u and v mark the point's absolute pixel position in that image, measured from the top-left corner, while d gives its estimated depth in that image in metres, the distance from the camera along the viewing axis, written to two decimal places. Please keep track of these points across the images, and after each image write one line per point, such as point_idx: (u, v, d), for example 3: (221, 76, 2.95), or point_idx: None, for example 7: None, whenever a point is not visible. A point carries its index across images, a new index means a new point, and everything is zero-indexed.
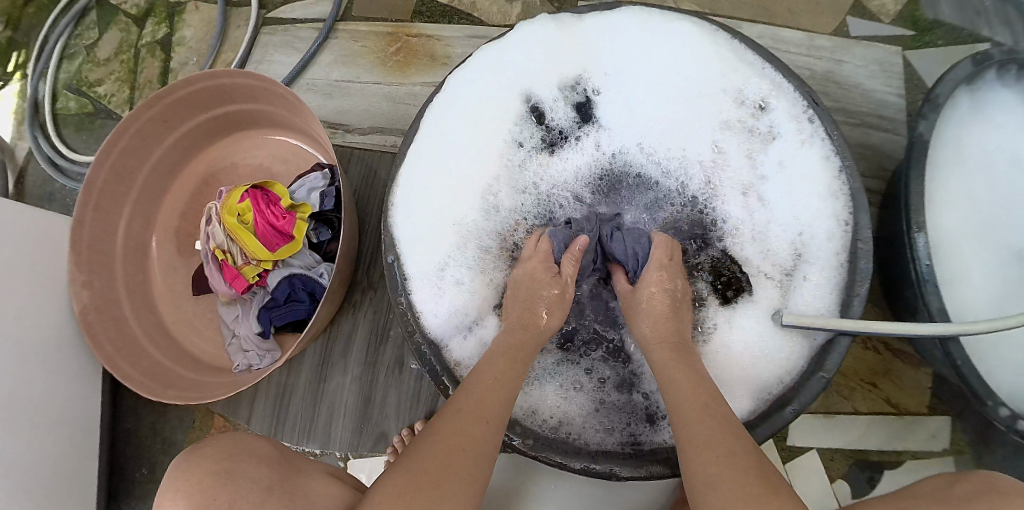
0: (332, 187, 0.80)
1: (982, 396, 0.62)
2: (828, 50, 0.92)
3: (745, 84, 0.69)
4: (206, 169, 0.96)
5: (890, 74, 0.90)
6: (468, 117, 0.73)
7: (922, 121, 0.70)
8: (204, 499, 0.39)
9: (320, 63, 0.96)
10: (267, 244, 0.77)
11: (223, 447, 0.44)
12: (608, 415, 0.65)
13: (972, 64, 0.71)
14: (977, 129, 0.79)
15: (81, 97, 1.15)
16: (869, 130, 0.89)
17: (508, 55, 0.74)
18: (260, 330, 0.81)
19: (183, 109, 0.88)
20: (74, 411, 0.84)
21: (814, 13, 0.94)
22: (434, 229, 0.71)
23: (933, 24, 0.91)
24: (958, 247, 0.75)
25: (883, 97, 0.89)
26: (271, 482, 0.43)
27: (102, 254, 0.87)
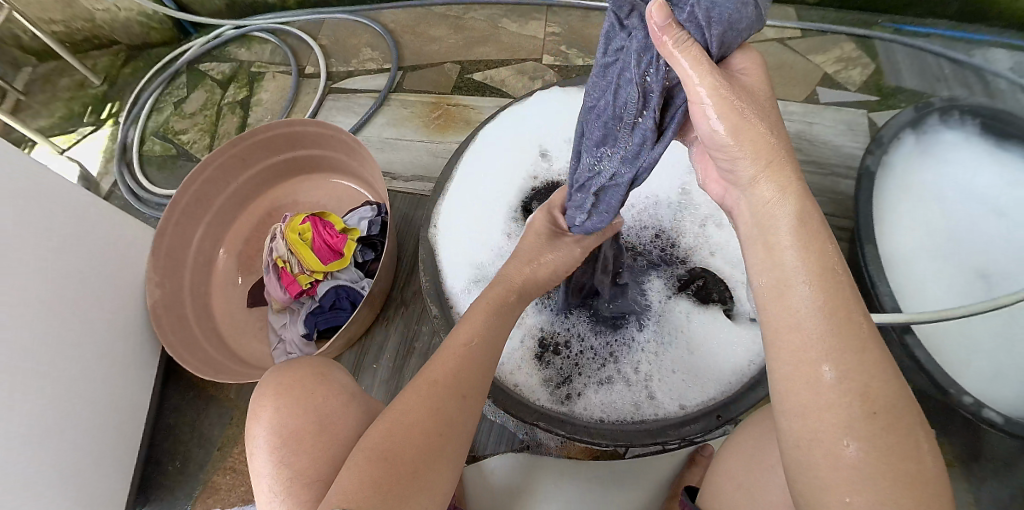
0: (378, 217, 0.97)
1: (944, 385, 0.79)
2: (801, 114, 1.12)
3: None
4: (269, 206, 1.13)
5: (857, 132, 1.09)
6: (491, 165, 0.90)
7: (870, 156, 0.93)
8: (299, 387, 0.58)
9: (374, 124, 1.17)
10: (321, 258, 0.93)
11: (318, 362, 0.62)
12: (597, 399, 0.75)
13: (913, 111, 0.95)
14: (929, 163, 0.97)
15: (166, 142, 1.36)
16: (840, 179, 1.05)
17: (523, 121, 0.93)
18: (305, 333, 0.93)
19: (259, 150, 1.07)
20: (129, 398, 0.95)
21: (788, 88, 1.16)
22: (462, 243, 0.84)
23: (895, 90, 1.13)
24: (914, 263, 0.92)
25: (850, 151, 1.08)
26: (348, 388, 0.60)
27: (175, 262, 1.02)
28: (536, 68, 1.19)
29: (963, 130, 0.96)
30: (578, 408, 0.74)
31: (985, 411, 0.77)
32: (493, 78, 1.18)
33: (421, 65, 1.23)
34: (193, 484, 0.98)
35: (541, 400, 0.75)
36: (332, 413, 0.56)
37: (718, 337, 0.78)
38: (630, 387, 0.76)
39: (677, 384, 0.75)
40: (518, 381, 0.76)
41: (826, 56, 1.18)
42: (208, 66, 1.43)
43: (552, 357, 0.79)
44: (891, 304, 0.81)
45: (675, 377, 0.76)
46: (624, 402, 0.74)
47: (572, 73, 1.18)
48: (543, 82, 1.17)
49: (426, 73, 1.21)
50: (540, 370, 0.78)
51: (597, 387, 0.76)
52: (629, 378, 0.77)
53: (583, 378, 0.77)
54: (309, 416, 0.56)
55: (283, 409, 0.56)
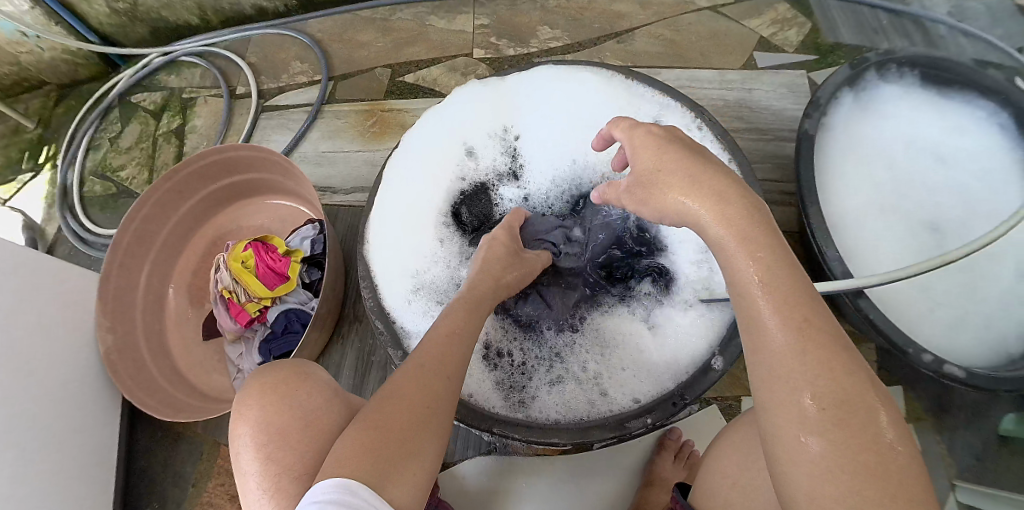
0: (321, 235, 0.96)
1: (901, 344, 0.79)
2: (739, 81, 1.13)
3: (638, 113, 0.86)
4: (214, 233, 1.12)
5: (798, 94, 1.10)
6: (422, 168, 0.89)
7: (807, 120, 0.94)
8: (283, 389, 0.58)
9: (310, 139, 1.15)
10: (266, 283, 0.92)
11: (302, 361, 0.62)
12: (551, 399, 0.76)
13: (848, 69, 0.96)
14: (872, 120, 1.02)
15: (106, 180, 1.33)
16: (783, 142, 1.07)
17: (449, 120, 0.92)
18: (261, 361, 0.93)
19: (194, 180, 1.05)
20: (96, 448, 0.94)
21: (722, 56, 1.16)
22: (398, 254, 0.85)
23: (833, 46, 1.14)
24: (864, 219, 0.96)
25: (794, 114, 1.08)
26: (330, 387, 0.60)
27: (124, 305, 1.01)
28: (467, 63, 1.18)
29: (903, 82, 1.01)
30: (534, 409, 0.76)
31: (945, 367, 0.78)
32: (424, 79, 1.17)
33: (352, 73, 1.21)
34: None
35: (498, 406, 0.76)
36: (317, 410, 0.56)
37: (669, 323, 0.79)
38: (583, 385, 0.77)
39: (628, 376, 0.76)
40: (472, 388, 0.77)
41: (759, 20, 1.18)
42: (140, 96, 1.39)
43: (505, 360, 0.79)
44: (841, 271, 0.83)
45: (627, 366, 0.77)
46: (579, 398, 0.76)
47: (503, 65, 1.17)
48: (476, 77, 1.16)
49: (357, 80, 1.19)
50: (493, 374, 0.78)
51: (552, 384, 0.77)
52: (582, 372, 0.78)
53: (537, 378, 0.78)
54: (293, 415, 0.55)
55: (265, 405, 0.56)
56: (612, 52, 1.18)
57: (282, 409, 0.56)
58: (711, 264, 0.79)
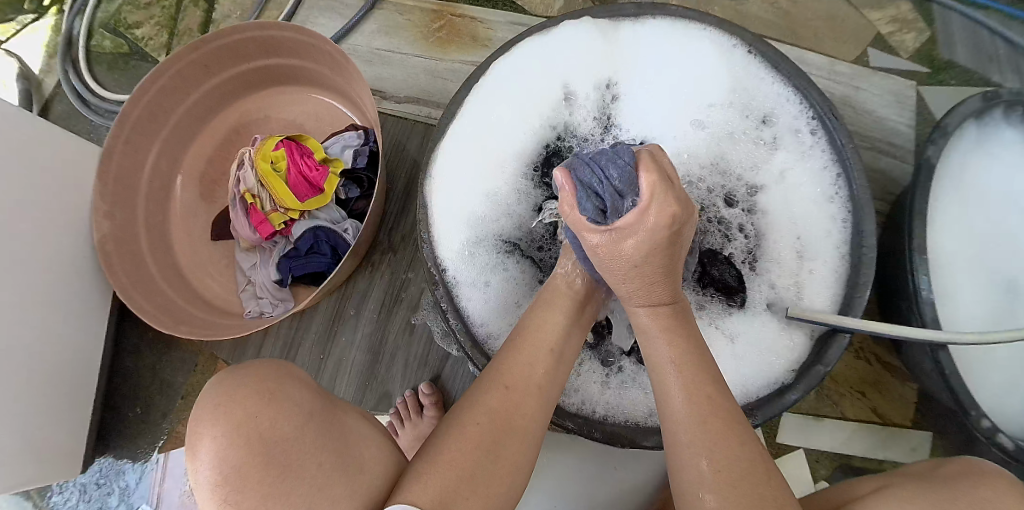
0: (365, 147, 0.82)
1: (966, 406, 0.66)
2: (848, 76, 0.95)
3: (757, 96, 0.73)
4: (238, 119, 0.97)
5: (904, 104, 0.93)
6: (498, 109, 0.75)
7: (932, 146, 0.74)
8: (246, 419, 0.38)
9: (363, 31, 0.98)
10: (298, 195, 0.79)
11: (265, 369, 0.42)
12: (609, 394, 0.67)
13: (981, 100, 0.76)
14: (981, 161, 0.81)
15: (118, 38, 1.15)
16: (879, 156, 0.91)
17: (541, 58, 0.76)
18: (279, 278, 0.82)
19: (225, 56, 0.89)
20: (75, 344, 0.84)
21: (836, 44, 0.97)
22: (461, 204, 0.73)
23: (947, 64, 0.93)
24: (949, 271, 0.78)
25: (894, 126, 0.92)
26: (311, 409, 0.42)
27: (126, 189, 0.87)
28: None
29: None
30: (583, 397, 0.66)
31: (1000, 437, 0.65)
32: None
33: None
34: (157, 432, 0.91)
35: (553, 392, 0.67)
36: (302, 450, 0.39)
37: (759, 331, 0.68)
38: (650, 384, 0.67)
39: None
40: None
41: (880, 13, 0.97)
42: None
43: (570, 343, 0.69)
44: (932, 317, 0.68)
45: None
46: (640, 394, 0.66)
47: None
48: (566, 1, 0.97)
49: None
50: None
51: (607, 373, 0.68)
52: (646, 368, 0.68)
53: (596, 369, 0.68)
54: (269, 462, 0.38)
55: (244, 430, 0.38)
56: (719, 8, 1.01)
57: (268, 424, 0.39)
58: (807, 280, 0.68)
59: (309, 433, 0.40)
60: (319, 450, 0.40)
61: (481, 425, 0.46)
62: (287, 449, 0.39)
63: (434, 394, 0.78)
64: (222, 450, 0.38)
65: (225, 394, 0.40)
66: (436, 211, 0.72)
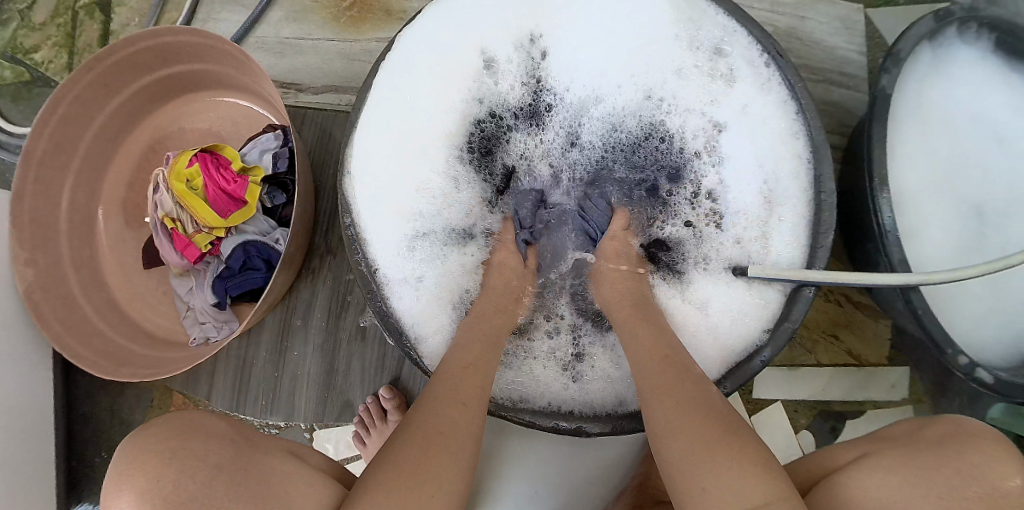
0: (284, 148, 0.77)
1: (941, 343, 0.64)
2: (792, 5, 0.88)
3: (701, 29, 0.67)
4: (152, 137, 0.90)
5: (853, 31, 0.87)
6: (417, 87, 0.69)
7: (885, 75, 0.69)
8: (149, 483, 0.36)
9: (270, 20, 0.90)
10: (219, 210, 0.74)
11: (171, 428, 0.40)
12: (574, 382, 0.65)
13: (932, 20, 0.70)
14: (939, 86, 0.77)
15: (16, 64, 1.07)
16: (831, 87, 0.86)
17: (460, 20, 0.70)
18: (216, 301, 0.77)
19: (125, 71, 0.82)
20: (20, 400, 0.80)
21: None
22: (399, 195, 0.68)
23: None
24: (918, 207, 0.74)
25: (845, 55, 0.86)
26: (221, 461, 0.39)
27: (44, 230, 0.81)
28: None
29: (977, 47, 0.76)
30: (548, 390, 0.64)
31: (979, 372, 0.64)
32: None
33: None
34: None
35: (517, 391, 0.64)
36: (213, 504, 0.37)
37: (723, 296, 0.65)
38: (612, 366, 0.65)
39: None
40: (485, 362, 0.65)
41: None
42: None
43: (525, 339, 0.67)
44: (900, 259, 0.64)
45: None
46: (606, 378, 0.64)
47: None
48: None
49: None
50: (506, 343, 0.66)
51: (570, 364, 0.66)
52: (612, 350, 0.66)
53: (556, 360, 0.66)
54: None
55: (145, 490, 0.36)
56: None
57: (171, 485, 0.36)
58: (774, 221, 0.64)
59: (219, 487, 0.38)
60: (230, 502, 0.37)
61: (440, 432, 0.44)
62: (191, 509, 0.36)
63: (395, 398, 0.75)
64: None
65: (129, 462, 0.38)
66: (365, 208, 0.66)
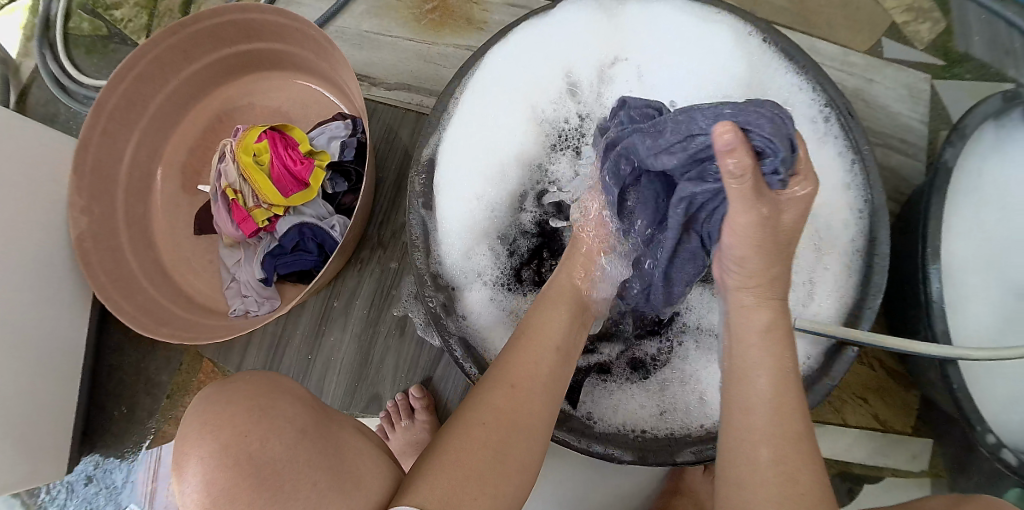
0: (353, 138, 0.78)
1: (972, 420, 0.63)
2: (862, 68, 0.89)
3: (768, 90, 0.67)
4: (221, 106, 0.92)
5: (918, 100, 0.87)
6: (500, 104, 0.71)
7: (949, 148, 0.70)
8: (236, 438, 0.33)
9: (353, 11, 0.92)
10: (282, 190, 0.75)
11: (254, 383, 0.37)
12: (626, 410, 0.62)
13: (1000, 100, 0.71)
14: (998, 167, 0.76)
15: (95, 19, 1.10)
16: (891, 152, 0.86)
17: (540, 40, 0.71)
18: (263, 277, 0.78)
19: (205, 40, 0.84)
20: (53, 344, 0.81)
21: (849, 33, 0.91)
22: (456, 210, 0.68)
23: (963, 57, 0.87)
24: (963, 281, 0.74)
25: (907, 122, 0.87)
26: (305, 425, 0.37)
27: (103, 182, 0.83)
28: None
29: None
30: (599, 413, 0.62)
31: (1005, 453, 0.63)
32: None
33: None
34: (142, 431, 0.89)
35: None
36: (295, 471, 0.34)
37: None
38: (666, 391, 0.63)
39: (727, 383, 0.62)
40: None
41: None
42: None
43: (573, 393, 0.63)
44: (943, 331, 0.64)
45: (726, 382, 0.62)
46: (658, 406, 0.62)
47: None
48: None
49: None
50: None
51: (631, 396, 0.63)
52: (670, 387, 0.63)
53: (613, 394, 0.63)
54: (263, 486, 0.32)
55: (227, 445, 0.32)
56: None
57: (258, 443, 0.33)
58: (826, 263, 0.64)
59: (302, 452, 0.35)
60: (311, 469, 0.35)
61: (486, 422, 0.43)
62: (275, 469, 0.33)
63: (425, 397, 0.76)
64: (205, 474, 0.32)
65: (213, 413, 0.34)
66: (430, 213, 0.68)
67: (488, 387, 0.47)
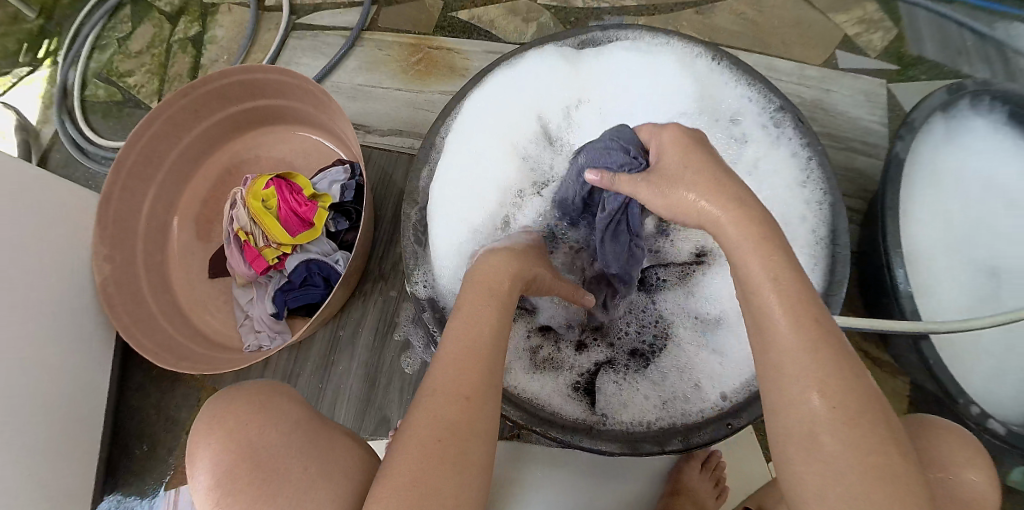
0: (351, 181, 0.86)
1: (954, 393, 0.69)
2: (818, 79, 0.98)
3: (722, 99, 0.76)
4: (229, 161, 1.01)
5: (875, 104, 0.96)
6: (478, 133, 0.79)
7: (899, 142, 0.77)
8: (236, 428, 0.41)
9: (345, 68, 1.02)
10: (288, 229, 0.82)
11: (258, 387, 0.46)
12: (619, 406, 0.69)
13: (944, 93, 0.78)
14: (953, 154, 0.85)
15: (110, 86, 1.19)
16: (854, 154, 0.94)
17: (511, 76, 0.80)
18: (274, 312, 0.85)
19: (213, 100, 0.93)
20: (79, 385, 0.87)
21: (805, 49, 1.00)
22: (445, 230, 0.76)
23: (916, 60, 0.97)
24: (930, 262, 0.81)
25: (867, 125, 0.95)
26: (298, 418, 0.44)
27: (123, 232, 0.90)
28: (530, 8, 1.03)
29: (990, 117, 0.83)
30: (594, 411, 0.69)
31: (990, 422, 0.69)
32: (480, 18, 1.03)
33: None
34: (163, 467, 0.93)
35: (548, 407, 0.69)
36: (288, 453, 0.41)
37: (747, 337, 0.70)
38: (657, 387, 0.70)
39: (711, 373, 0.69)
40: (526, 386, 0.70)
41: (846, 15, 1.01)
42: None
43: (586, 400, 0.70)
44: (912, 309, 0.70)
45: (710, 372, 0.69)
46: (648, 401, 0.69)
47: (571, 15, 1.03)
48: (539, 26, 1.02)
49: (403, 8, 1.05)
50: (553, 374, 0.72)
51: (623, 395, 0.70)
52: (660, 383, 0.70)
53: (616, 393, 0.70)
54: (256, 468, 0.39)
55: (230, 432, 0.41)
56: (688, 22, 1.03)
57: (256, 429, 0.41)
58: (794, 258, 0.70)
59: (293, 438, 0.42)
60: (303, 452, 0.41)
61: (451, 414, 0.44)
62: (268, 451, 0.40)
63: None
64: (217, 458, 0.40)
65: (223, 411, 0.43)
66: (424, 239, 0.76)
67: (431, 399, 0.41)
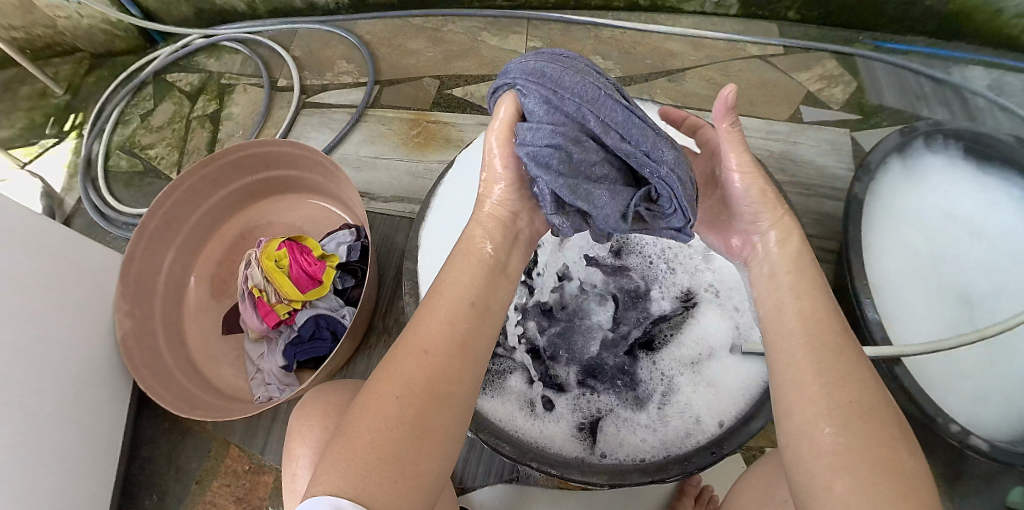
0: (357, 242, 0.95)
1: (930, 413, 0.75)
2: (785, 133, 1.09)
3: None
4: (243, 226, 1.10)
5: (840, 152, 1.06)
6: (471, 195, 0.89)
7: (857, 184, 0.88)
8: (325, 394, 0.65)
9: (351, 141, 1.14)
10: (298, 286, 0.91)
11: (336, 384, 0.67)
12: (615, 442, 0.75)
13: (898, 135, 0.90)
14: (913, 189, 0.94)
15: (132, 157, 1.30)
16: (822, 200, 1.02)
17: None
18: (284, 364, 0.91)
19: (231, 171, 1.03)
20: (97, 437, 0.91)
21: (771, 106, 1.12)
22: None
23: (877, 109, 1.10)
24: (899, 288, 0.89)
25: (833, 171, 1.04)
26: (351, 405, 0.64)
27: (144, 290, 0.98)
28: None
29: (946, 153, 0.93)
30: (592, 448, 0.75)
31: (971, 438, 0.74)
32: (473, 94, 1.16)
33: (400, 79, 1.21)
34: None
35: (550, 448, 0.74)
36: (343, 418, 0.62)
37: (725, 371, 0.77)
38: (649, 422, 0.76)
39: (697, 408, 0.75)
40: (528, 430, 0.76)
41: (808, 73, 1.14)
42: (177, 76, 1.37)
43: (585, 437, 0.76)
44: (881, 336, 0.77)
45: (697, 406, 0.76)
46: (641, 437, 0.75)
47: None
48: None
49: (405, 88, 1.19)
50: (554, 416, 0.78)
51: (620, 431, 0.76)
52: (652, 418, 0.76)
53: (615, 432, 0.76)
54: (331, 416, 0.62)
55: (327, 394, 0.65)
56: (661, 91, 1.15)
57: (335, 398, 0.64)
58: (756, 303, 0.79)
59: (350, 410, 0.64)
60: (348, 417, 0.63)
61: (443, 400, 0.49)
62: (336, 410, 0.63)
63: None
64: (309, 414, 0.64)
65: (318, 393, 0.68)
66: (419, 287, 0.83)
67: (398, 358, 0.49)
